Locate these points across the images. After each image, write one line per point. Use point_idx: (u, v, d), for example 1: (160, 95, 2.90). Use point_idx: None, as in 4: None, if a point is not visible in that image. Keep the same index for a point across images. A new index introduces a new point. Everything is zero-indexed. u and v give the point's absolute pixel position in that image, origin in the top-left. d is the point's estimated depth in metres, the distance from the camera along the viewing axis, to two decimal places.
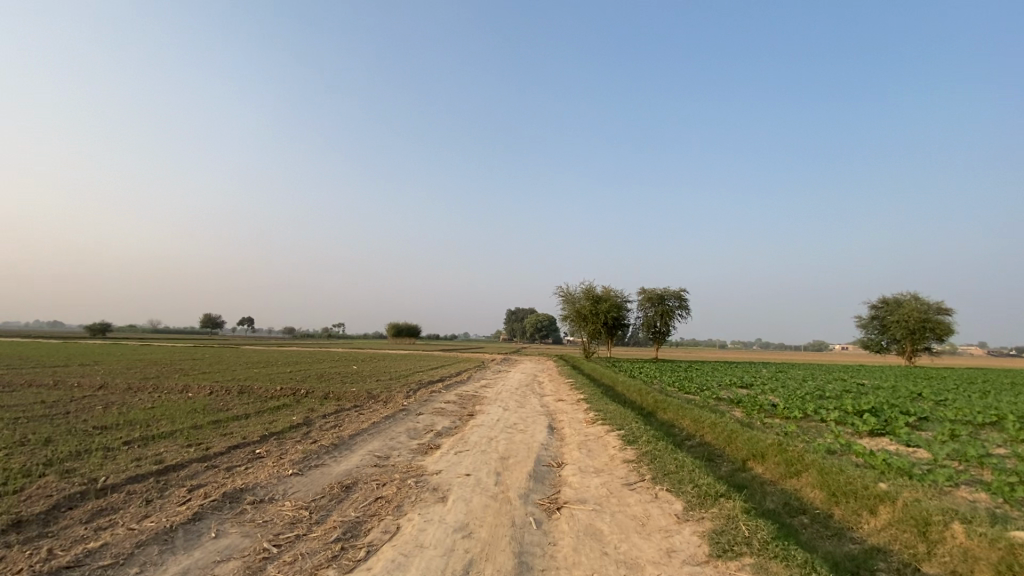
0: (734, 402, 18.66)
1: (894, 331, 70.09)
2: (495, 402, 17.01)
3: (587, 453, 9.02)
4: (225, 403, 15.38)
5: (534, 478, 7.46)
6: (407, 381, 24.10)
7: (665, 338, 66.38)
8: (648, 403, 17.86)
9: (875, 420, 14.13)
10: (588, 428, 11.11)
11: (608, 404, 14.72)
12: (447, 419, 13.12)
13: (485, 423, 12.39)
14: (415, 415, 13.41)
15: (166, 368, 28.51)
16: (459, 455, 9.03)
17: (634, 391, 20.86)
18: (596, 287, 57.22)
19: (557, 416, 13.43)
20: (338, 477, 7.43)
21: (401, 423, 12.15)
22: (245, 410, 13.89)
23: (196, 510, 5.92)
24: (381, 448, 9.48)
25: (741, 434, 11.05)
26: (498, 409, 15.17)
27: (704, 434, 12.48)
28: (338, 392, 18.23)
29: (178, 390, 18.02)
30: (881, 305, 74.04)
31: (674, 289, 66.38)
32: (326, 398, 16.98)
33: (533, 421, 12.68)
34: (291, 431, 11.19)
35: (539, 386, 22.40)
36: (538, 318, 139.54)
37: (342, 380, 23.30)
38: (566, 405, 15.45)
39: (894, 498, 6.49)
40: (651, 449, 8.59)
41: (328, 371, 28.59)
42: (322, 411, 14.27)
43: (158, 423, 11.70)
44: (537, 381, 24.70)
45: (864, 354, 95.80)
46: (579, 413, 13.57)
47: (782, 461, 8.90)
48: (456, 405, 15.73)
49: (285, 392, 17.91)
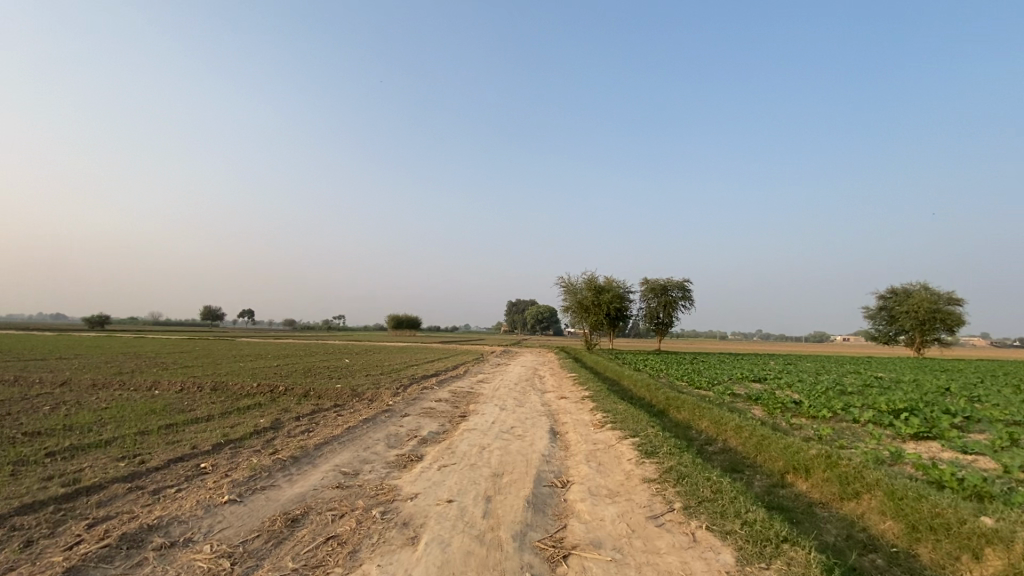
0: (752, 399, 17.15)
1: (903, 322, 68.47)
2: (491, 400, 15.45)
3: (597, 468, 7.49)
4: (190, 401, 13.82)
5: (533, 506, 5.92)
6: (399, 376, 22.58)
7: (669, 329, 64.89)
8: (658, 401, 16.33)
9: (917, 421, 12.62)
10: (597, 434, 9.57)
11: (617, 403, 13.18)
12: (435, 422, 11.57)
13: (478, 427, 10.84)
14: (399, 417, 11.86)
15: (146, 362, 26.92)
16: (443, 471, 7.49)
17: (643, 387, 19.31)
18: (598, 278, 55.62)
19: (560, 418, 11.89)
20: (286, 506, 5.88)
21: (381, 428, 10.61)
22: (208, 412, 12.31)
23: (74, 563, 4.37)
24: (351, 462, 7.94)
25: (775, 440, 9.51)
26: (495, 409, 13.62)
27: (727, 439, 10.96)
28: (320, 390, 16.68)
29: (145, 386, 16.49)
30: (889, 296, 72.38)
31: (677, 280, 64.63)
32: (305, 396, 15.43)
33: (533, 424, 11.14)
34: (252, 438, 9.63)
35: (540, 381, 20.85)
36: (539, 309, 137.95)
37: (328, 376, 21.73)
38: (569, 404, 13.89)
39: (1006, 540, 4.94)
40: (677, 465, 7.07)
41: (317, 365, 27.06)
42: (296, 413, 12.73)
43: (101, 428, 10.13)
44: (536, 376, 23.13)
45: (869, 346, 94.31)
46: (585, 414, 12.03)
47: (834, 478, 7.36)
48: (447, 404, 14.19)
49: (261, 390, 16.35)
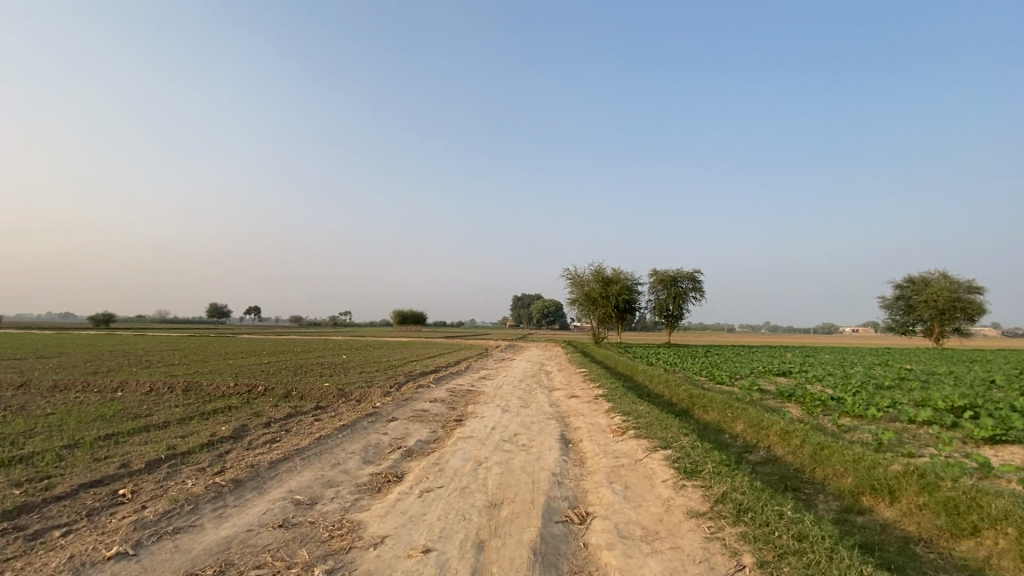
0: (784, 396, 15.32)
1: (920, 312, 66.17)
2: (493, 400, 13.74)
3: (624, 494, 5.77)
4: (152, 404, 12.19)
5: (542, 559, 4.21)
6: (396, 374, 20.94)
7: (678, 322, 62.98)
8: (680, 402, 14.56)
9: (988, 420, 10.80)
10: (618, 445, 7.86)
11: (637, 404, 11.43)
12: (426, 428, 9.87)
13: (475, 435, 9.13)
14: (385, 422, 10.17)
15: (130, 361, 25.43)
16: (424, 499, 5.80)
17: (660, 384, 17.54)
18: (606, 269, 53.78)
19: (572, 422, 10.17)
20: (195, 562, 4.19)
21: (360, 435, 8.92)
22: (165, 418, 10.67)
23: None
24: (310, 486, 6.25)
25: (838, 450, 7.72)
26: (497, 411, 11.92)
27: (772, 448, 9.18)
28: (305, 389, 15.05)
29: (112, 388, 14.91)
30: (906, 285, 70.08)
31: (688, 271, 62.65)
32: (286, 398, 13.79)
33: (540, 430, 9.42)
34: (200, 453, 7.97)
35: (547, 378, 19.12)
36: (545, 304, 136.29)
37: (318, 374, 20.07)
38: (581, 405, 12.15)
39: None
40: (733, 493, 5.31)
41: (310, 363, 25.48)
42: (268, 417, 11.09)
43: (25, 441, 8.50)
44: (544, 372, 21.41)
45: (883, 337, 91.94)
46: (601, 417, 10.30)
47: (936, 506, 5.60)
48: (442, 406, 12.48)
49: (238, 390, 14.73)
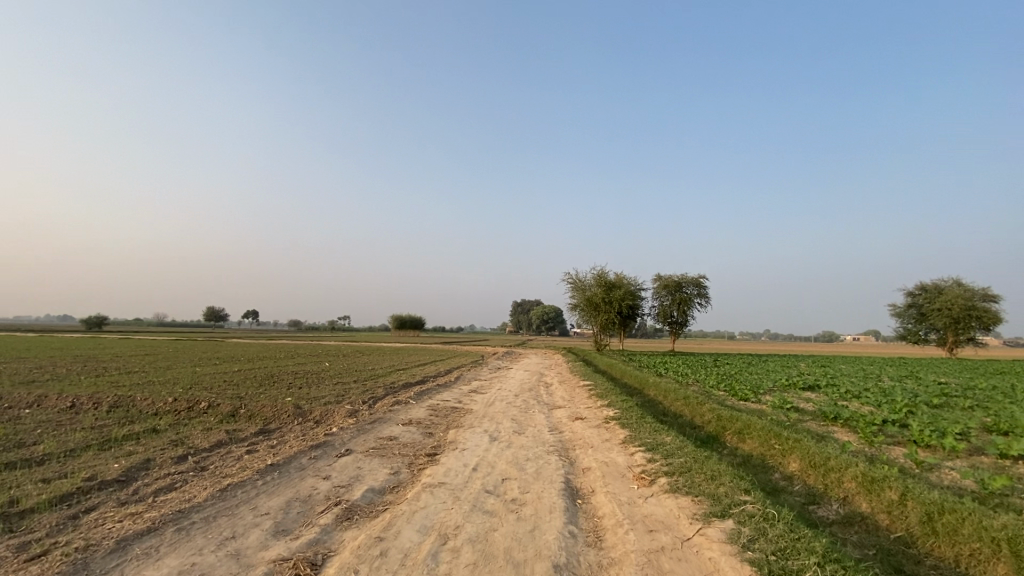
0: (827, 418, 12.91)
1: (933, 320, 63.77)
2: (481, 422, 11.30)
3: None
4: (49, 430, 9.72)
5: None
6: (375, 385, 18.47)
7: (682, 328, 60.57)
8: (704, 426, 12.12)
9: None
10: (649, 507, 5.45)
11: (660, 434, 9.01)
12: (385, 469, 7.42)
13: (448, 482, 6.70)
14: (333, 458, 7.76)
15: (82, 368, 22.81)
16: None
17: (677, 401, 15.15)
18: (608, 273, 51.45)
19: (579, 460, 7.74)
20: None
21: (290, 481, 6.50)
22: (48, 451, 8.20)
23: None
24: None
25: (969, 514, 5.34)
26: (483, 439, 9.47)
27: (850, 501, 6.78)
28: (257, 407, 12.61)
29: (22, 406, 12.41)
30: (918, 292, 67.71)
31: (692, 277, 60.31)
32: (229, 419, 11.34)
33: (537, 474, 6.99)
34: (44, 516, 5.53)
35: (546, 392, 16.66)
36: (544, 310, 134.02)
37: (285, 385, 17.58)
38: (589, 433, 9.70)
39: None
40: None
41: (283, 371, 22.92)
42: (189, 448, 8.66)
43: None
44: (542, 385, 18.95)
45: (890, 347, 89.57)
46: (616, 453, 7.88)
47: None
48: (415, 432, 10.02)
49: (176, 407, 12.27)
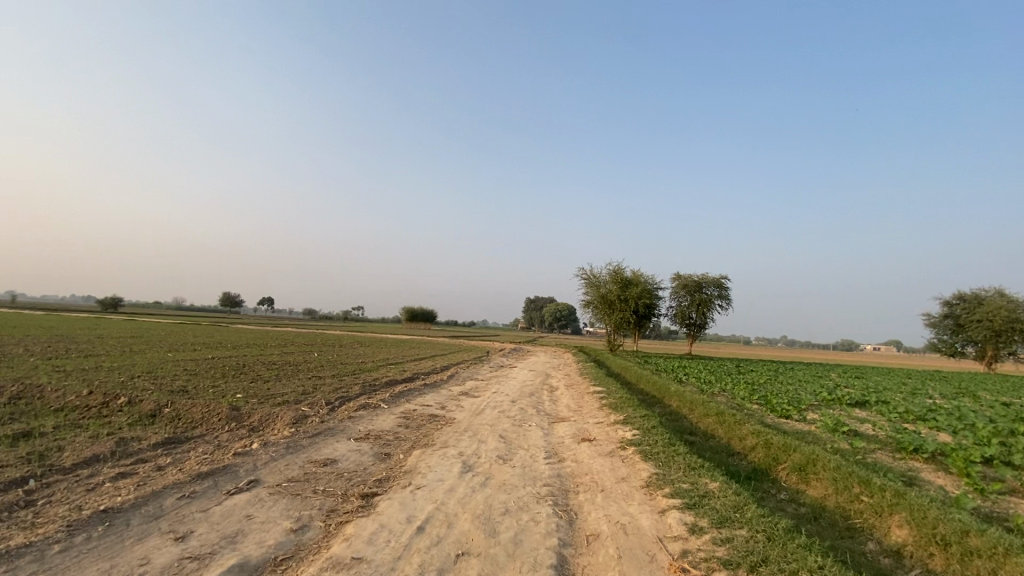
0: (904, 449, 10.16)
1: (972, 333, 59.56)
2: (459, 439, 8.73)
3: None
4: None
5: None
6: (352, 382, 16.00)
7: (701, 331, 57.47)
8: (747, 457, 9.45)
9: None
10: None
11: (699, 475, 6.39)
12: (286, 521, 4.90)
13: (369, 558, 4.17)
14: (217, 497, 5.24)
15: (43, 349, 20.69)
16: None
17: (707, 419, 12.46)
18: (625, 270, 48.61)
19: (582, 518, 5.18)
20: None
21: (107, 550, 3.98)
22: None
23: None
24: None
25: None
26: (453, 467, 6.91)
27: None
28: (187, 405, 10.18)
29: None
30: (955, 302, 63.50)
31: (713, 278, 57.06)
32: (141, 423, 8.92)
33: (515, 546, 4.44)
34: None
35: (549, 399, 14.05)
36: (558, 308, 131.57)
37: (248, 378, 15.17)
38: (598, 466, 7.08)
39: None
40: None
41: (259, 361, 20.55)
42: (40, 466, 6.22)
43: None
44: (545, 389, 16.33)
45: (918, 359, 85.15)
46: (637, 511, 5.29)
47: None
48: (366, 452, 7.49)
49: (88, 403, 9.89)
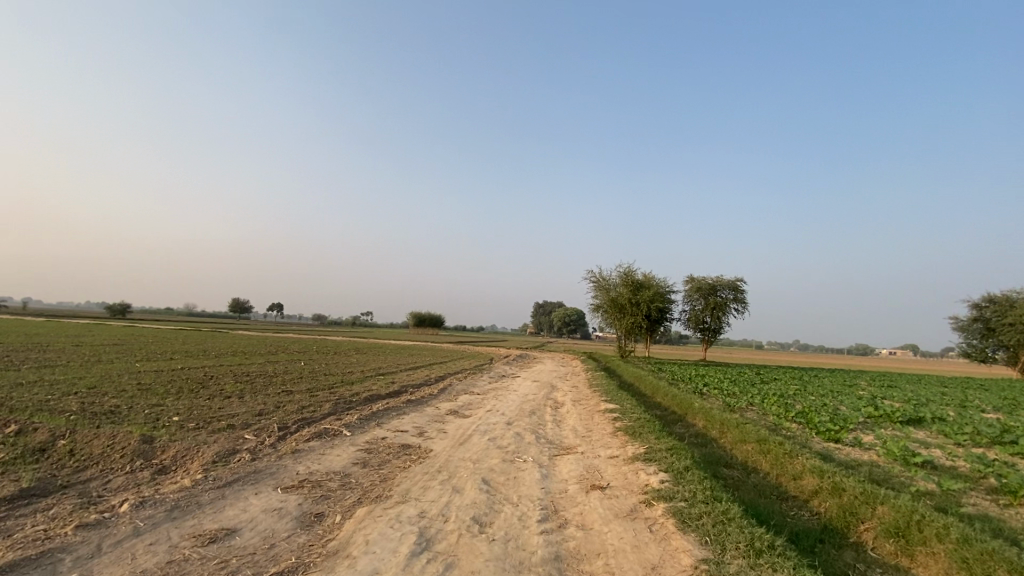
0: (1011, 494, 7.82)
1: (1004, 337, 56.24)
2: (427, 486, 6.52)
3: None
4: None
5: None
6: (326, 397, 13.85)
7: (715, 336, 54.88)
8: (810, 509, 7.15)
9: None
10: None
11: (772, 566, 4.17)
12: None
13: None
14: None
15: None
16: None
17: (746, 448, 10.12)
18: (636, 272, 46.25)
19: None
20: None
21: None
22: None
23: None
24: None
25: None
26: (401, 544, 4.72)
27: None
28: (93, 435, 8.06)
29: None
30: (984, 305, 60.15)
31: (728, 280, 54.52)
32: (11, 464, 6.80)
33: None
34: None
35: (553, 419, 11.81)
36: (567, 313, 129.33)
37: (201, 395, 13.04)
38: (614, 540, 4.87)
39: None
40: None
41: (230, 371, 18.45)
42: None
43: None
44: (549, 406, 13.99)
45: (942, 365, 81.64)
46: None
47: None
48: (285, 516, 5.31)
49: None
